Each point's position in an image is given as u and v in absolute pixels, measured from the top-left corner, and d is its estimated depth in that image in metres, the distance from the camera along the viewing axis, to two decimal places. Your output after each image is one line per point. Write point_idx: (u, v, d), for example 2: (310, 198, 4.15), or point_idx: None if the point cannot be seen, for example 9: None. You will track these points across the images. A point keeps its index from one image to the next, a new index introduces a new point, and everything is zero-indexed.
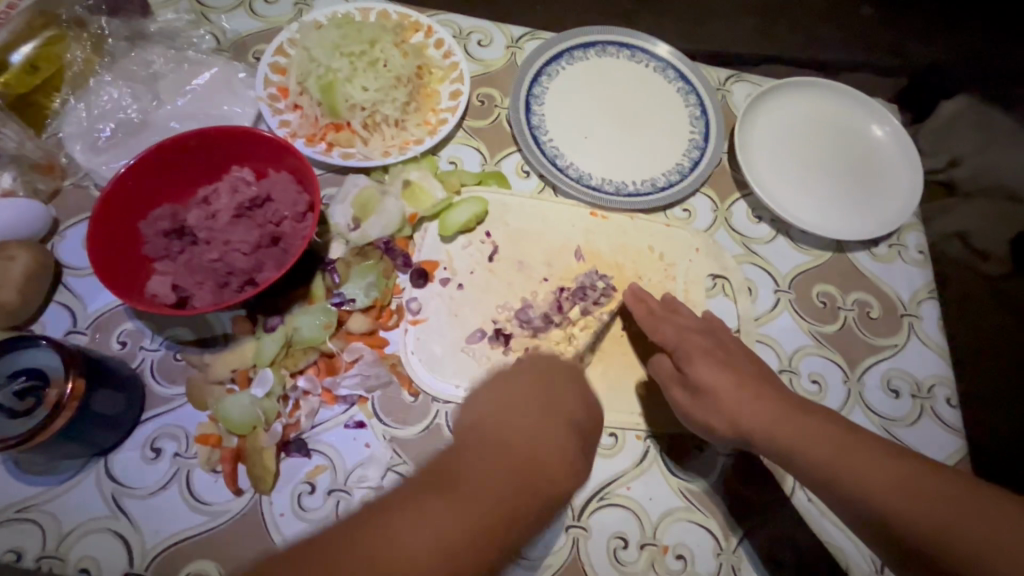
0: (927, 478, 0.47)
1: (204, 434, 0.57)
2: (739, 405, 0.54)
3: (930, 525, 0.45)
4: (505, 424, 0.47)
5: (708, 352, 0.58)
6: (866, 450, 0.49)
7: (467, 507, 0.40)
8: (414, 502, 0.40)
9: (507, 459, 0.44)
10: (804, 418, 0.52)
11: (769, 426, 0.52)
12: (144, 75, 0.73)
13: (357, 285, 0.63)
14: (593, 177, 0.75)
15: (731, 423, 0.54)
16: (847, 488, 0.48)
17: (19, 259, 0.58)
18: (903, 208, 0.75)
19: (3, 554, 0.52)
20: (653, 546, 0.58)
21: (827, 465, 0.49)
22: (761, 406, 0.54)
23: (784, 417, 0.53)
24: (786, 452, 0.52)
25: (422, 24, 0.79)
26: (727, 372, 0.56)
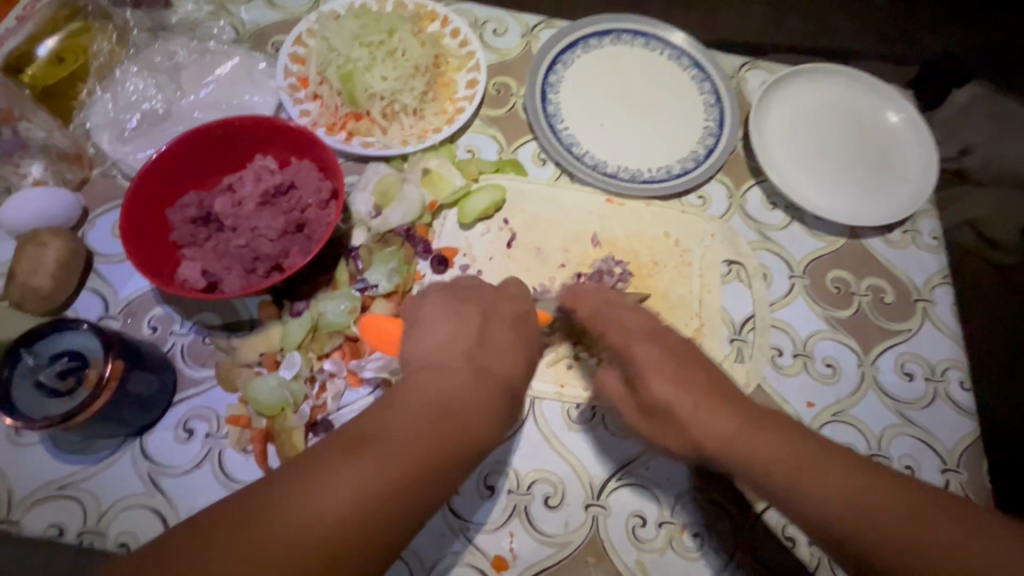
0: (904, 509, 0.39)
1: (234, 415, 0.59)
2: (696, 420, 0.48)
3: (893, 548, 0.38)
4: (438, 381, 0.44)
5: (661, 364, 0.51)
6: (831, 467, 0.43)
7: (398, 459, 0.38)
8: (351, 458, 0.37)
9: (437, 423, 0.40)
10: (763, 434, 0.46)
11: (728, 438, 0.46)
12: (167, 65, 0.74)
13: (379, 271, 0.64)
14: (609, 165, 0.76)
15: (694, 437, 0.48)
16: (809, 509, 0.42)
17: (52, 246, 0.60)
18: (917, 193, 0.75)
19: (48, 528, 0.54)
20: (670, 524, 0.60)
21: (784, 485, 0.43)
22: (716, 410, 0.48)
23: (742, 430, 0.46)
24: (747, 470, 0.45)
25: (438, 13, 0.80)
26: (682, 386, 0.50)
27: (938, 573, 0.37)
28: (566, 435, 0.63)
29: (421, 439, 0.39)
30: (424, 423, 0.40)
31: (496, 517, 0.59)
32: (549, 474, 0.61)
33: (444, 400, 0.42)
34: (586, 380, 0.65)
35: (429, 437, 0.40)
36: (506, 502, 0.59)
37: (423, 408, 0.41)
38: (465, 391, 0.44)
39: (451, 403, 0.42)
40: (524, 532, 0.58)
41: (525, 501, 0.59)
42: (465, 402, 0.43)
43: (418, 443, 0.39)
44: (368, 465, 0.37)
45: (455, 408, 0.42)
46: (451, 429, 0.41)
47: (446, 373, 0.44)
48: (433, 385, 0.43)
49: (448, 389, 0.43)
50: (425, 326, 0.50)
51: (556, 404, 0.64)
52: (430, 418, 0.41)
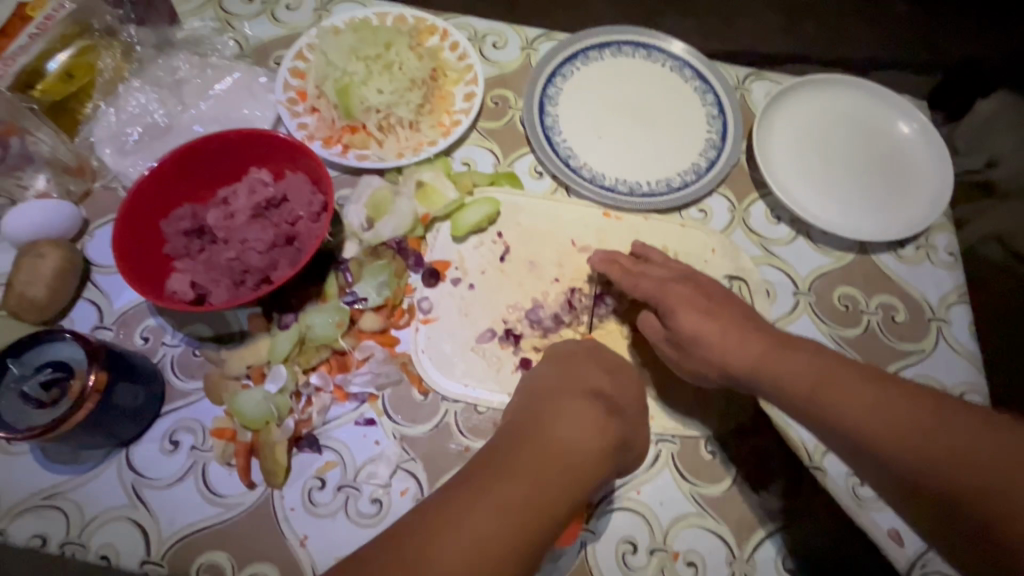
0: (907, 404, 0.44)
1: (220, 428, 0.59)
2: (737, 344, 0.52)
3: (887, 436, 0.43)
4: (579, 420, 0.47)
5: (691, 301, 0.56)
6: (847, 374, 0.47)
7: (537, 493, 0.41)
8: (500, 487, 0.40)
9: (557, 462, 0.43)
10: (788, 350, 0.50)
11: (760, 359, 0.50)
12: (170, 80, 0.76)
13: (369, 284, 0.64)
14: (606, 178, 0.74)
15: (725, 360, 0.52)
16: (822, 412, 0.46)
17: (49, 257, 0.61)
18: (931, 208, 0.72)
19: (31, 539, 0.54)
20: (663, 552, 0.57)
21: (811, 392, 0.47)
22: (742, 337, 0.52)
23: (772, 351, 0.50)
24: (772, 383, 0.49)
25: (438, 27, 0.80)
26: (714, 321, 0.54)
27: (939, 454, 0.41)
28: None
29: (539, 498, 0.41)
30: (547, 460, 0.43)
31: None
32: None
33: (563, 449, 0.44)
34: None
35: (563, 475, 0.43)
36: None
37: (551, 446, 0.44)
38: (586, 427, 0.46)
39: (576, 437, 0.45)
40: None
41: None
42: (585, 440, 0.45)
43: (543, 482, 0.42)
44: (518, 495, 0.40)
45: (582, 451, 0.44)
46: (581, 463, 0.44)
47: (580, 412, 0.47)
48: (563, 420, 0.46)
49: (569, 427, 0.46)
50: (589, 363, 0.54)
51: None
52: (574, 457, 0.44)
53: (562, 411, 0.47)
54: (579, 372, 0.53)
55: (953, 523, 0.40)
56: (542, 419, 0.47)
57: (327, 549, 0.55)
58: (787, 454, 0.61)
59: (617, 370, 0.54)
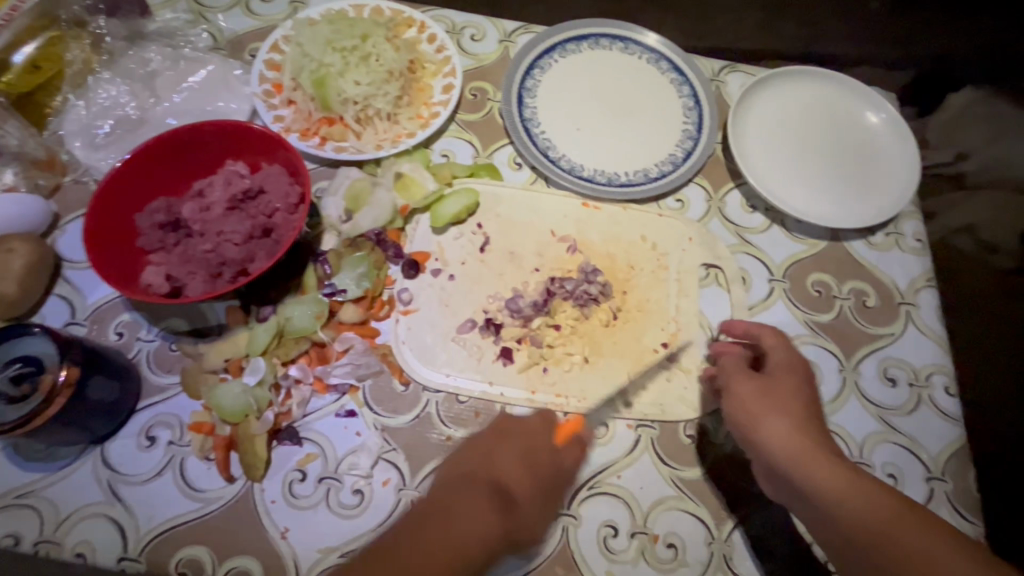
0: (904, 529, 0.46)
1: (198, 422, 0.58)
2: (774, 432, 0.55)
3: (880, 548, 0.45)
4: (476, 510, 0.49)
5: (741, 399, 0.58)
6: (865, 490, 0.49)
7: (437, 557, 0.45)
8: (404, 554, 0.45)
9: (462, 538, 0.47)
10: (816, 445, 0.53)
11: (796, 456, 0.53)
12: (142, 73, 0.74)
13: (348, 275, 0.64)
14: (585, 168, 0.75)
15: (762, 441, 0.55)
16: (825, 506, 0.50)
17: (19, 252, 0.60)
18: (900, 196, 0.74)
19: (3, 538, 0.53)
20: (643, 535, 0.58)
21: (830, 497, 0.49)
22: (757, 412, 0.57)
23: (810, 453, 0.53)
24: (796, 475, 0.52)
25: (415, 19, 0.80)
26: (768, 413, 0.56)
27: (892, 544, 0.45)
28: None
29: (437, 567, 0.45)
30: (443, 544, 0.46)
31: None
32: None
33: (467, 531, 0.47)
34: (559, 386, 0.63)
35: (465, 550, 0.46)
36: None
37: (448, 534, 0.47)
38: (487, 517, 0.49)
39: (476, 521, 0.48)
40: None
41: None
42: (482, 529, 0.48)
43: (446, 555, 0.46)
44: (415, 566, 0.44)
45: (479, 527, 0.48)
46: (486, 541, 0.48)
47: (480, 504, 0.50)
48: (460, 517, 0.48)
49: (463, 515, 0.49)
50: (508, 452, 0.56)
51: (527, 410, 0.63)
52: (475, 525, 0.48)
53: (474, 487, 0.52)
54: (502, 454, 0.55)
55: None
56: (452, 503, 0.50)
57: (307, 541, 0.55)
58: None
59: (534, 456, 0.56)
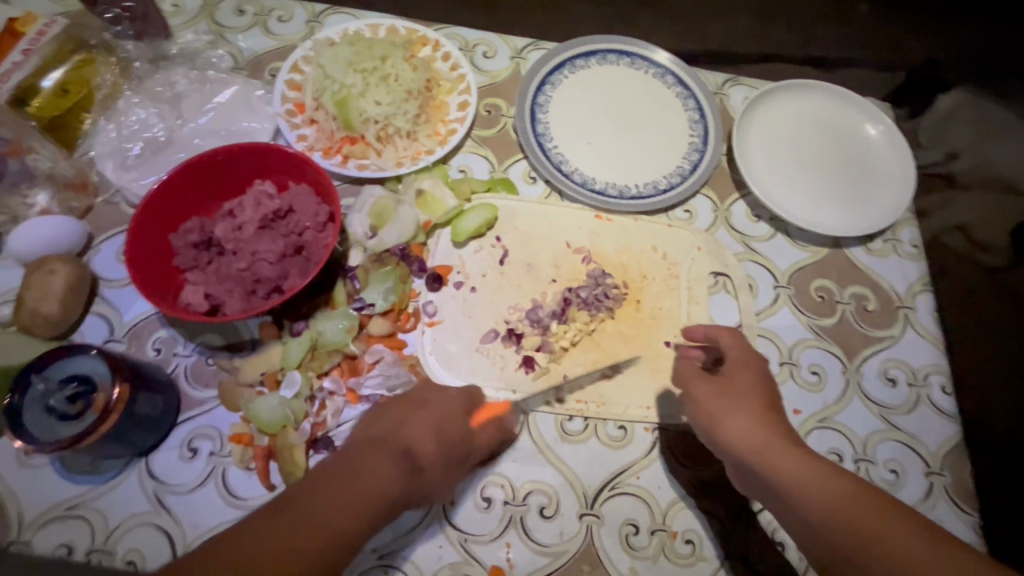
0: (866, 506, 0.47)
1: (238, 433, 0.61)
2: (734, 429, 0.56)
3: (840, 523, 0.47)
4: (370, 469, 0.49)
5: (707, 404, 0.59)
6: (823, 478, 0.50)
7: (327, 517, 0.45)
8: (298, 514, 0.45)
9: (366, 490, 0.47)
10: (768, 436, 0.55)
11: (754, 447, 0.54)
12: (167, 94, 0.77)
13: (375, 290, 0.67)
14: (597, 182, 0.78)
15: (725, 440, 0.57)
16: (786, 491, 0.51)
17: (59, 273, 0.62)
18: (896, 204, 0.78)
19: (57, 549, 0.56)
20: (662, 532, 0.61)
21: (795, 494, 0.50)
22: (725, 401, 0.58)
23: (770, 443, 0.54)
24: (761, 467, 0.53)
25: (430, 38, 0.82)
26: (726, 419, 0.57)
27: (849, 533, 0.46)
28: (560, 447, 0.64)
29: (328, 519, 0.45)
30: (350, 496, 0.47)
31: (494, 528, 0.60)
32: (544, 486, 0.62)
33: (369, 489, 0.48)
34: (578, 392, 0.67)
35: (356, 505, 0.46)
36: (502, 513, 0.61)
37: (350, 488, 0.47)
38: (389, 473, 0.49)
39: (380, 478, 0.48)
40: (520, 542, 0.60)
41: (520, 511, 0.61)
42: (384, 481, 0.48)
43: (331, 513, 0.46)
44: (304, 525, 0.45)
45: (373, 486, 0.48)
46: (376, 502, 0.47)
47: (383, 462, 0.50)
48: (368, 467, 0.49)
49: (372, 467, 0.49)
50: (421, 419, 0.54)
51: (550, 416, 0.66)
52: (371, 487, 0.48)
53: (369, 446, 0.51)
54: (421, 415, 0.55)
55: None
56: (352, 459, 0.50)
57: None
58: None
59: (444, 425, 0.55)
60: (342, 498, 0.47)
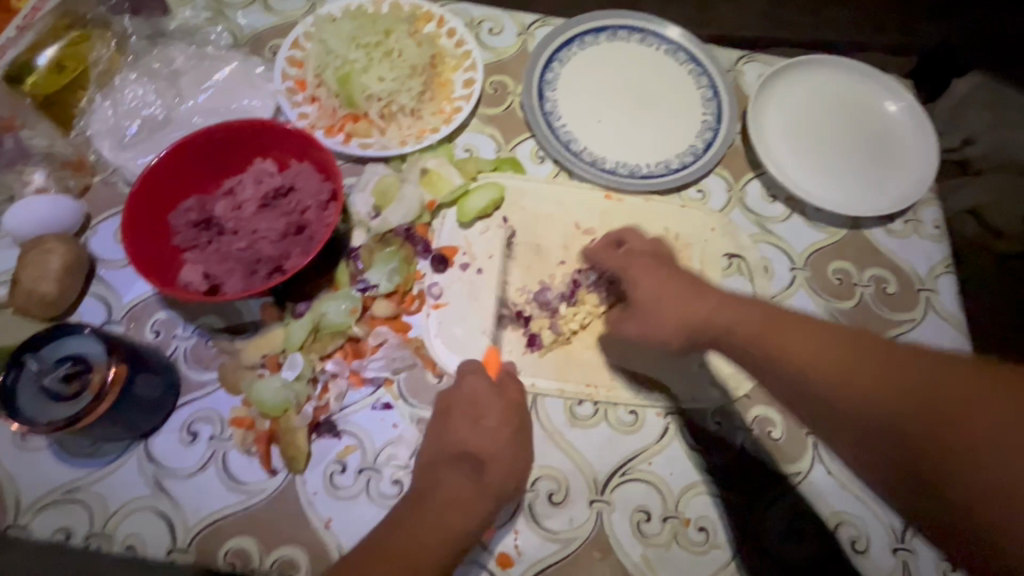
0: (861, 349, 0.46)
1: (238, 417, 0.59)
2: (722, 312, 0.53)
3: (876, 395, 0.43)
4: (446, 496, 0.52)
5: (650, 311, 0.57)
6: (850, 348, 0.46)
7: (415, 546, 0.49)
8: (387, 550, 0.49)
9: (447, 509, 0.52)
10: (736, 305, 0.53)
11: (731, 326, 0.52)
12: (166, 72, 0.75)
13: (380, 271, 0.65)
14: (607, 161, 0.76)
15: (713, 325, 0.53)
16: (804, 372, 0.47)
17: (56, 253, 0.61)
18: (918, 184, 0.75)
19: (55, 533, 0.54)
20: (675, 519, 0.60)
21: (822, 376, 0.46)
22: (695, 300, 0.54)
23: (769, 326, 0.50)
24: (765, 347, 0.49)
25: (434, 13, 0.80)
26: (670, 318, 0.55)
27: (888, 405, 0.42)
28: (569, 432, 0.63)
29: (424, 545, 0.49)
30: (434, 518, 0.51)
31: (502, 514, 0.58)
32: (553, 471, 0.61)
33: (447, 509, 0.52)
34: (589, 375, 0.65)
35: (434, 526, 0.51)
36: (510, 499, 0.59)
37: (428, 514, 0.51)
38: (461, 490, 0.53)
39: (453, 499, 0.52)
40: (528, 528, 0.58)
41: (529, 497, 0.59)
42: (463, 498, 0.53)
43: (415, 537, 0.50)
44: (400, 562, 0.48)
45: (451, 508, 0.52)
46: (458, 518, 0.51)
47: (451, 483, 0.53)
48: (439, 491, 0.53)
49: (452, 489, 0.53)
50: (458, 418, 0.58)
51: (559, 401, 0.64)
52: (446, 508, 0.52)
53: (435, 472, 0.55)
54: (470, 428, 0.57)
55: (894, 460, 0.42)
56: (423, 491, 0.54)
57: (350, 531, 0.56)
58: (786, 425, 0.64)
59: (483, 421, 0.57)
60: (422, 526, 0.51)
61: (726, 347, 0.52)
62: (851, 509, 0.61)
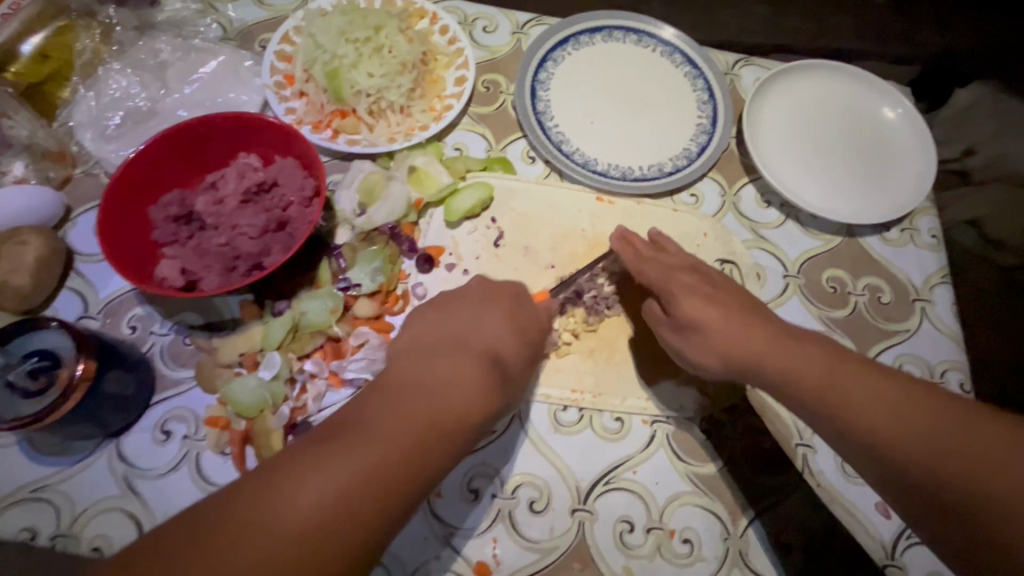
0: (924, 410, 0.45)
1: (213, 417, 0.58)
2: (764, 347, 0.52)
3: (922, 450, 0.44)
4: (425, 375, 0.45)
5: (694, 340, 0.55)
6: (902, 398, 0.46)
7: (371, 448, 0.39)
8: (326, 450, 0.39)
9: (421, 411, 0.42)
10: (792, 346, 0.51)
11: (773, 356, 0.51)
12: (152, 63, 0.73)
13: (363, 270, 0.63)
14: (599, 162, 0.74)
15: (771, 367, 0.51)
16: (856, 425, 0.46)
17: (32, 245, 0.59)
18: (915, 192, 0.74)
19: (20, 532, 0.53)
20: (659, 530, 0.58)
21: (869, 429, 0.46)
22: (748, 330, 0.53)
23: (825, 376, 0.48)
24: (819, 395, 0.48)
25: (427, 10, 0.79)
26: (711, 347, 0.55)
27: (930, 465, 0.43)
28: (553, 438, 0.61)
29: (399, 431, 0.41)
30: (414, 400, 0.43)
31: (481, 522, 0.57)
32: (535, 478, 0.59)
33: (443, 388, 0.44)
34: (574, 381, 0.63)
35: (407, 421, 0.42)
36: (490, 506, 0.58)
37: (408, 391, 0.44)
38: (470, 379, 0.46)
39: (452, 391, 0.45)
40: (508, 537, 0.57)
41: (509, 505, 0.58)
42: (461, 389, 0.45)
43: (387, 427, 0.41)
44: (351, 458, 0.39)
45: (444, 390, 0.44)
46: (432, 410, 0.43)
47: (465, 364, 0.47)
48: (437, 372, 0.46)
49: (444, 373, 0.45)
50: (497, 310, 0.53)
51: (543, 405, 0.62)
52: (415, 410, 0.42)
53: (410, 367, 0.46)
54: (468, 334, 0.50)
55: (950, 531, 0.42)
56: (394, 376, 0.46)
57: None
58: (776, 434, 0.62)
59: (519, 318, 0.54)
60: (387, 418, 0.42)
61: (773, 389, 0.51)
62: (843, 520, 0.59)
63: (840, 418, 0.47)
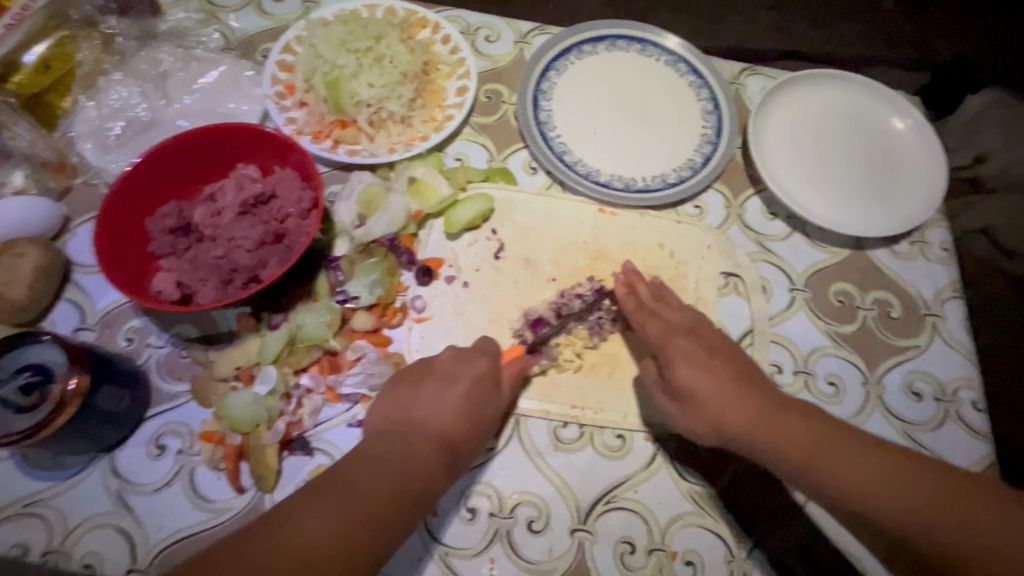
0: (905, 471, 0.46)
1: (208, 431, 0.57)
2: (756, 415, 0.51)
3: (922, 520, 0.45)
4: (390, 445, 0.49)
5: (694, 356, 0.54)
6: (890, 464, 0.47)
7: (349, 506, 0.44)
8: (311, 506, 0.43)
9: (395, 474, 0.46)
10: (781, 416, 0.51)
11: (760, 423, 0.50)
12: (153, 74, 0.74)
13: (360, 282, 0.62)
14: (602, 173, 0.73)
15: (762, 439, 0.50)
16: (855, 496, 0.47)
17: (29, 256, 0.59)
18: (926, 204, 0.72)
19: (11, 548, 0.52)
20: (661, 552, 0.57)
21: (869, 502, 0.46)
22: (735, 401, 0.52)
23: (817, 445, 0.48)
24: (812, 467, 0.48)
25: (429, 20, 0.78)
26: (714, 364, 0.54)
27: (932, 535, 0.44)
28: (553, 456, 0.60)
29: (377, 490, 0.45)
30: (393, 462, 0.47)
31: (478, 542, 0.56)
32: (534, 497, 0.58)
33: (423, 432, 0.50)
34: (575, 398, 0.62)
35: (378, 486, 0.45)
36: (488, 526, 0.56)
37: (402, 436, 0.50)
38: (446, 425, 0.51)
39: (428, 431, 0.50)
40: (505, 557, 0.55)
41: (507, 524, 0.57)
42: (434, 438, 0.50)
43: (365, 484, 0.45)
44: (327, 518, 0.43)
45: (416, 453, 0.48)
46: (402, 471, 0.47)
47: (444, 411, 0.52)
48: (420, 421, 0.51)
49: (426, 415, 0.51)
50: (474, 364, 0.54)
51: (543, 422, 0.61)
52: (386, 475, 0.46)
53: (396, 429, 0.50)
54: (446, 381, 0.53)
55: None
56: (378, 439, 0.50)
57: None
58: None
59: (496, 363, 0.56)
60: (359, 482, 0.46)
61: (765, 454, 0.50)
62: (852, 548, 0.57)
63: (837, 490, 0.47)
